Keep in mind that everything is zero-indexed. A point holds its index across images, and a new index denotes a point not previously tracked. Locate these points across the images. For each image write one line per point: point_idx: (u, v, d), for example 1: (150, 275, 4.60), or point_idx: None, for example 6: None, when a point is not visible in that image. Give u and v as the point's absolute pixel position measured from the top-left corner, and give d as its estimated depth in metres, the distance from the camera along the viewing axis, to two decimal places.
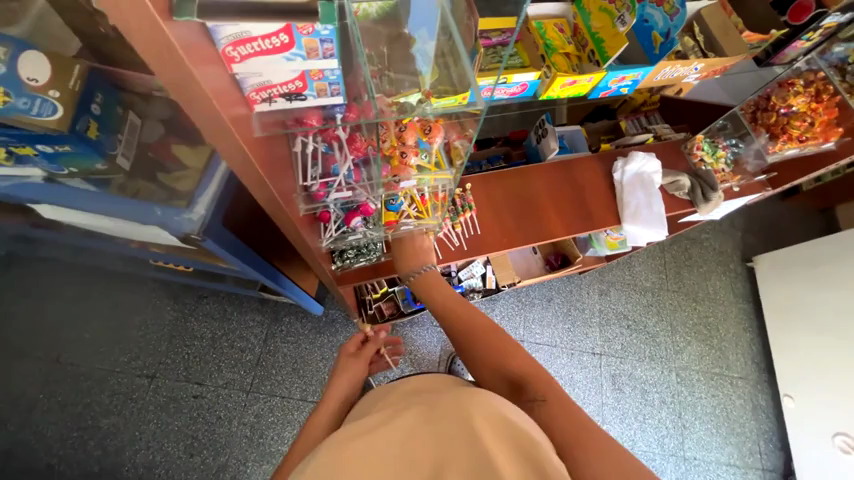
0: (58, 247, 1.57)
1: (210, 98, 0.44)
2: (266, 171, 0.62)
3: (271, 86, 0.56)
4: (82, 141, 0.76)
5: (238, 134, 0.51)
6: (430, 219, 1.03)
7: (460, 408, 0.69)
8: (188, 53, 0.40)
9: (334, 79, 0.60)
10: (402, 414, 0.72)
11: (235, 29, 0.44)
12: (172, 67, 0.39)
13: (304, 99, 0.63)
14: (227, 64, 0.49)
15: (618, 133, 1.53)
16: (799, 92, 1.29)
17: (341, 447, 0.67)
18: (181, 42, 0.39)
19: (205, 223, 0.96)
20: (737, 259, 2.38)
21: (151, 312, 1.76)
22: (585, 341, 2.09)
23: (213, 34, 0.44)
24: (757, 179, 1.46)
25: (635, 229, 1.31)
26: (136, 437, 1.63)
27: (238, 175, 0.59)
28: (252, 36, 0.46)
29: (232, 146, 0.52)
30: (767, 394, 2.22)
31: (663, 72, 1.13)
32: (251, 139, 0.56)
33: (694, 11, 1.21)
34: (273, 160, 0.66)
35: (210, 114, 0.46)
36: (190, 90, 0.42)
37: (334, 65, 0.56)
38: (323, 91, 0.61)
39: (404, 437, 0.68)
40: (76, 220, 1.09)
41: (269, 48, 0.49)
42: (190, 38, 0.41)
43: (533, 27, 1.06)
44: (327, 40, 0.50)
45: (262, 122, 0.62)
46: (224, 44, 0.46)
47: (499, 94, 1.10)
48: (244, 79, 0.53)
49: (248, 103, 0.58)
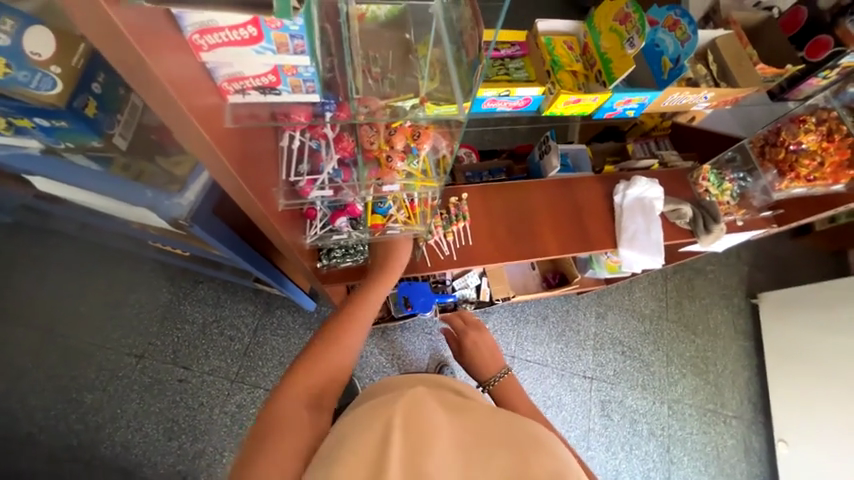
0: (60, 220, 1.59)
1: (165, 83, 0.43)
2: (236, 162, 0.60)
3: (243, 77, 0.56)
4: (79, 118, 0.77)
5: (198, 123, 0.50)
6: (417, 226, 1.01)
7: (537, 440, 0.68)
8: (136, 36, 0.38)
9: (309, 77, 0.59)
10: (481, 411, 0.73)
11: (200, 17, 0.45)
12: (119, 47, 0.38)
13: (279, 94, 0.62)
14: (195, 52, 0.50)
15: (624, 156, 1.50)
16: (810, 129, 1.26)
17: (416, 408, 0.69)
18: (134, 25, 0.38)
19: (193, 209, 0.97)
20: (742, 295, 2.32)
21: (145, 292, 1.77)
22: (577, 363, 2.05)
23: (179, 20, 0.45)
24: (763, 214, 1.42)
25: (631, 254, 1.29)
26: (118, 415, 1.63)
27: (204, 164, 0.58)
28: (219, 26, 0.46)
29: (195, 135, 0.51)
30: (762, 436, 2.15)
31: (671, 99, 1.10)
32: (219, 130, 0.55)
33: (710, 40, 1.19)
34: (250, 152, 0.65)
35: (164, 99, 0.45)
36: (144, 73, 0.41)
37: (307, 62, 0.56)
38: (297, 88, 0.61)
39: (478, 433, 0.68)
40: (75, 195, 1.10)
41: (237, 39, 0.49)
42: (144, 24, 0.40)
43: (541, 42, 1.06)
44: (297, 36, 0.51)
45: (235, 114, 0.60)
46: (191, 32, 0.47)
47: (501, 107, 1.08)
48: (216, 68, 0.53)
49: (221, 93, 0.57)
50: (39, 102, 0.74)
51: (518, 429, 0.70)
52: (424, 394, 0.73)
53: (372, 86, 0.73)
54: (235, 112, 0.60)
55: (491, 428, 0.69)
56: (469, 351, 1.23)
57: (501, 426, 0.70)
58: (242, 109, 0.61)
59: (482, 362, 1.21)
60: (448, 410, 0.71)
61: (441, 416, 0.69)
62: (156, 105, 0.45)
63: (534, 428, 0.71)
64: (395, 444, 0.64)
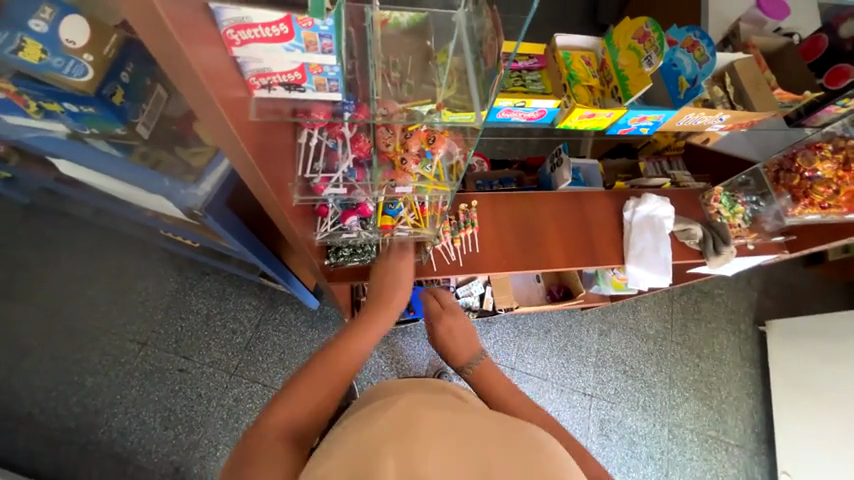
0: (76, 204, 1.62)
1: (200, 75, 0.45)
2: (258, 155, 0.62)
3: (270, 73, 0.58)
4: (106, 105, 0.80)
5: (227, 115, 0.51)
6: (426, 230, 1.03)
7: (536, 442, 0.70)
8: (178, 29, 0.40)
9: (334, 76, 0.61)
10: (477, 415, 0.73)
11: (236, 13, 0.47)
12: (161, 38, 0.40)
13: (303, 91, 0.64)
14: (228, 47, 0.52)
15: (636, 174, 1.49)
16: (826, 157, 1.25)
17: (417, 417, 0.69)
18: (175, 18, 0.40)
19: (208, 200, 0.97)
20: (749, 321, 2.28)
21: (153, 280, 1.80)
22: (578, 379, 2.03)
23: (216, 15, 0.47)
24: (775, 239, 1.41)
25: (638, 271, 1.28)
26: (117, 401, 1.65)
27: (227, 154, 0.59)
28: (253, 22, 0.48)
29: (223, 126, 0.53)
30: (763, 468, 2.10)
31: (686, 119, 1.11)
32: (244, 123, 0.57)
33: (729, 62, 1.19)
34: (270, 147, 0.67)
35: (198, 91, 0.46)
36: (181, 64, 0.43)
37: (333, 61, 0.57)
38: (322, 86, 0.63)
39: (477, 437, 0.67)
40: (94, 180, 1.13)
41: (269, 37, 0.51)
42: (184, 17, 0.42)
43: (559, 57, 1.08)
44: (325, 36, 0.53)
45: (259, 108, 0.62)
46: (225, 27, 0.49)
47: (515, 117, 1.09)
48: (245, 63, 0.55)
49: (248, 88, 0.59)
50: (69, 87, 0.77)
51: (516, 432, 0.70)
52: (420, 402, 0.73)
53: (390, 91, 0.75)
54: (260, 106, 0.62)
55: (492, 431, 0.70)
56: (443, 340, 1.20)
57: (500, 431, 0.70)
58: (266, 104, 0.63)
59: (457, 350, 1.18)
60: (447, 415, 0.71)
61: (442, 420, 0.69)
62: (189, 95, 0.47)
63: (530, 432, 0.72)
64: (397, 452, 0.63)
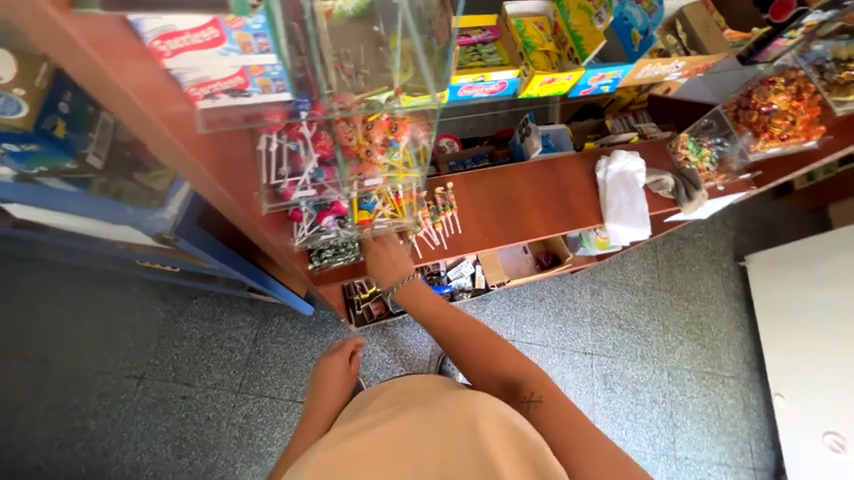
0: (42, 248, 1.55)
1: (133, 95, 0.42)
2: (216, 171, 0.60)
3: (210, 82, 0.55)
4: (49, 139, 0.75)
5: (171, 132, 0.49)
6: (405, 219, 1.02)
7: (460, 409, 0.70)
8: (97, 48, 0.38)
9: (277, 75, 0.59)
10: (401, 414, 0.74)
11: (159, 23, 0.42)
12: (80, 61, 0.37)
13: (248, 96, 0.62)
14: (158, 59, 0.48)
15: (604, 132, 1.51)
16: (780, 90, 1.28)
17: (339, 446, 0.71)
18: (94, 37, 0.37)
19: (177, 223, 0.96)
20: (730, 259, 2.37)
21: (140, 313, 1.75)
22: (576, 340, 2.09)
23: (136, 27, 0.43)
24: (742, 177, 1.47)
25: (617, 228, 1.31)
26: (124, 438, 1.62)
27: (178, 171, 0.56)
28: (179, 30, 0.44)
29: (169, 143, 0.50)
30: (759, 393, 2.22)
31: (644, 71, 1.12)
32: (193, 138, 0.54)
33: (677, 9, 1.19)
34: (228, 161, 0.64)
35: (133, 111, 0.44)
36: (108, 85, 0.40)
37: (274, 61, 0.55)
38: (267, 88, 0.61)
39: (398, 440, 0.70)
40: (55, 220, 1.07)
41: (200, 42, 0.48)
42: (103, 31, 0.39)
43: (511, 25, 1.06)
44: (260, 34, 0.50)
45: (207, 120, 0.59)
46: (150, 39, 0.44)
47: (477, 93, 1.09)
48: (181, 74, 0.51)
49: (190, 100, 0.56)
50: (6, 127, 0.72)
51: (440, 410, 0.71)
52: (351, 430, 0.75)
53: (345, 84, 0.73)
54: (206, 117, 0.59)
55: (413, 426, 0.71)
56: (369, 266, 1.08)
57: (421, 420, 0.71)
58: (213, 115, 0.60)
59: (384, 272, 1.05)
60: (370, 430, 0.73)
61: (363, 440, 0.71)
62: (126, 117, 0.44)
63: (455, 399, 0.72)
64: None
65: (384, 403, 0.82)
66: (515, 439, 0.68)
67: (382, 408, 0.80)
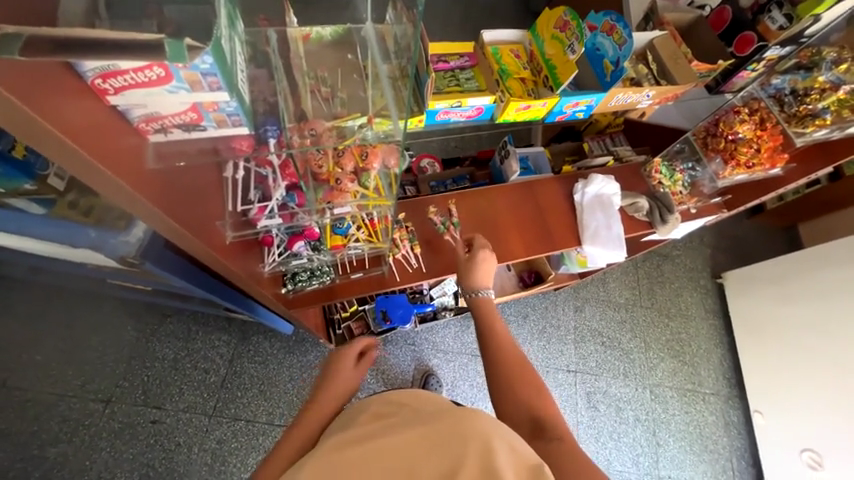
0: (7, 266, 1.47)
1: (61, 136, 0.41)
2: (168, 206, 0.58)
3: (160, 117, 0.54)
4: (4, 160, 0.71)
5: (110, 170, 0.47)
6: (381, 244, 1.01)
7: (457, 426, 0.63)
8: (18, 91, 0.37)
9: (233, 111, 0.58)
10: (399, 424, 0.68)
11: (99, 63, 0.42)
12: (1, 109, 0.37)
13: (204, 130, 0.61)
14: (102, 96, 0.48)
15: (582, 154, 1.54)
16: (744, 120, 1.34)
17: (329, 455, 0.64)
18: (12, 81, 0.36)
19: (142, 246, 0.91)
20: (708, 276, 2.42)
21: (110, 332, 1.67)
22: (560, 358, 2.09)
23: (77, 67, 0.43)
24: (714, 201, 1.50)
25: (594, 250, 1.33)
26: (86, 467, 1.52)
27: (124, 207, 0.54)
28: (121, 69, 0.44)
29: (110, 184, 0.48)
30: (738, 409, 2.23)
31: (616, 99, 1.16)
32: (138, 174, 0.52)
33: (648, 40, 1.26)
34: (181, 192, 0.62)
35: (64, 153, 0.42)
36: (33, 130, 0.39)
37: (227, 97, 0.54)
38: (223, 122, 0.60)
39: (393, 452, 0.63)
40: (15, 243, 1.01)
41: (145, 81, 0.47)
42: (24, 74, 0.38)
43: (488, 52, 1.09)
44: (209, 73, 0.49)
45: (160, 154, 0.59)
46: (91, 76, 0.45)
47: (455, 117, 1.10)
48: (129, 109, 0.51)
49: (139, 134, 0.55)
50: None
51: (437, 427, 0.64)
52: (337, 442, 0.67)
53: (321, 108, 0.74)
54: (158, 151, 0.58)
55: (410, 438, 0.64)
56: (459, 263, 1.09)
57: (417, 436, 0.64)
58: (166, 148, 0.59)
59: (469, 274, 1.06)
60: (364, 441, 0.66)
61: (353, 454, 0.64)
62: (56, 160, 0.43)
63: (460, 419, 0.65)
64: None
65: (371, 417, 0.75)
66: (523, 464, 0.61)
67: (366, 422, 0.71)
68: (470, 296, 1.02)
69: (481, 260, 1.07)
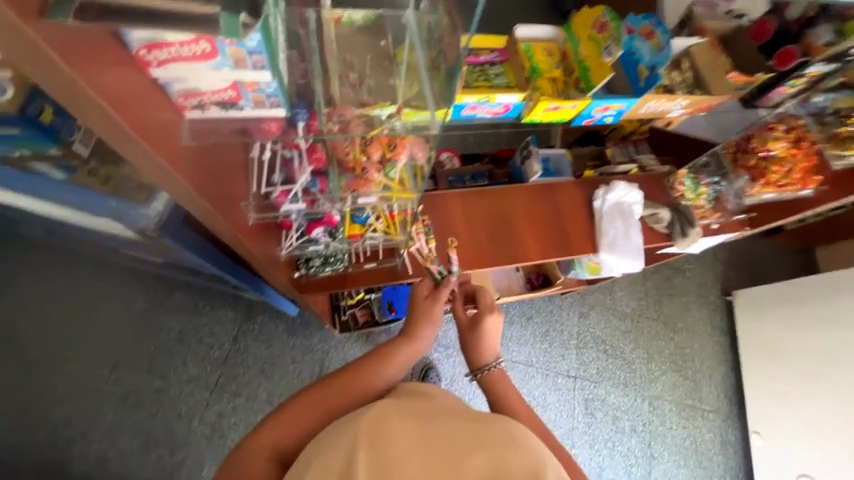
0: (24, 228, 1.49)
1: (108, 108, 0.41)
2: (200, 183, 0.58)
3: (200, 93, 0.54)
4: (33, 126, 0.70)
5: (148, 143, 0.47)
6: (398, 236, 1.01)
7: (505, 438, 0.62)
8: (68, 59, 0.36)
9: (272, 92, 0.58)
10: (448, 411, 0.66)
11: (147, 34, 0.42)
12: (50, 74, 0.36)
13: (240, 109, 0.60)
14: (145, 68, 0.47)
15: (604, 160, 1.51)
16: (779, 137, 1.33)
17: (383, 423, 0.61)
18: (66, 49, 0.36)
19: (162, 219, 0.92)
20: (718, 292, 2.38)
21: (120, 300, 1.69)
22: (561, 362, 2.08)
23: (123, 37, 0.43)
24: (736, 217, 1.46)
25: (611, 258, 1.31)
26: (91, 429, 1.56)
27: (158, 182, 0.54)
28: (168, 42, 0.43)
29: (148, 158, 0.48)
30: (737, 429, 2.21)
31: (648, 106, 1.13)
32: (174, 149, 0.52)
33: (685, 48, 1.22)
34: (211, 169, 0.62)
35: (107, 123, 0.42)
36: (79, 97, 0.39)
37: (269, 78, 0.54)
38: (260, 102, 0.59)
39: (442, 437, 0.62)
40: (36, 206, 1.02)
41: (189, 55, 0.46)
42: (76, 43, 0.38)
43: (521, 49, 1.07)
44: (255, 52, 0.49)
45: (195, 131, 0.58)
46: (137, 47, 0.44)
47: (481, 113, 1.09)
48: (169, 83, 0.51)
49: (177, 109, 0.55)
50: None
51: (485, 431, 0.63)
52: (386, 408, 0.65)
53: (349, 94, 0.73)
54: (194, 128, 0.58)
55: (460, 428, 0.63)
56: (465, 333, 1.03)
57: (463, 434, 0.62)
58: (202, 125, 0.59)
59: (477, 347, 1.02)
60: (416, 417, 0.63)
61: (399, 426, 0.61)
62: (99, 130, 0.43)
63: (507, 422, 0.65)
64: (364, 464, 0.57)
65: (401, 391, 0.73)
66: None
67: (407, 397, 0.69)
68: (480, 373, 1.00)
69: (488, 328, 1.00)
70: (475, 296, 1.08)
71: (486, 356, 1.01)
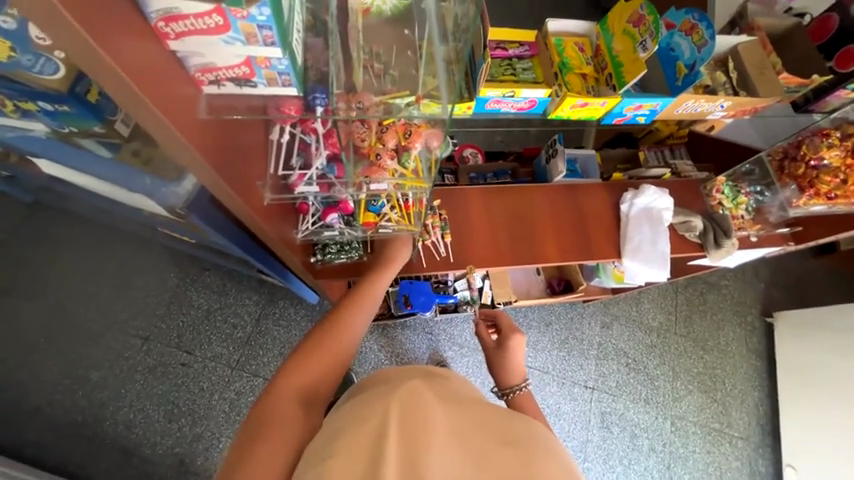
0: (75, 203, 1.61)
1: (122, 72, 0.43)
2: (214, 158, 0.60)
3: (216, 68, 0.56)
4: (80, 103, 0.75)
5: (163, 113, 0.49)
6: (412, 226, 1.00)
7: (530, 432, 0.63)
8: (86, 25, 0.38)
9: (284, 69, 0.60)
10: (475, 402, 0.67)
11: (163, 4, 0.45)
12: (70, 39, 0.39)
13: (254, 86, 0.63)
14: (163, 40, 0.50)
15: (635, 163, 1.45)
16: (834, 144, 1.20)
17: (415, 399, 0.63)
18: (81, 12, 0.38)
19: (190, 199, 0.93)
20: (757, 312, 2.22)
21: (155, 276, 1.80)
22: (579, 372, 2.01)
23: (143, 7, 0.46)
24: (779, 231, 1.36)
25: (634, 265, 1.25)
26: (122, 394, 1.67)
27: (176, 155, 0.56)
28: (183, 14, 0.47)
29: (165, 128, 0.50)
30: (768, 460, 2.06)
31: (685, 106, 1.06)
32: (190, 120, 0.55)
33: (732, 45, 1.14)
34: (228, 146, 0.64)
35: (126, 90, 0.44)
36: (97, 62, 0.41)
37: (279, 54, 0.56)
38: (273, 80, 0.61)
39: (472, 425, 0.62)
40: (85, 180, 1.10)
41: (204, 28, 0.49)
42: (99, 14, 0.40)
43: (550, 43, 1.05)
44: (265, 26, 0.51)
45: (211, 105, 0.61)
46: (155, 19, 0.47)
47: (505, 108, 1.07)
48: (187, 57, 0.54)
49: (195, 84, 0.58)
50: (42, 86, 0.72)
51: (512, 424, 0.64)
52: (416, 387, 0.66)
53: (372, 83, 0.75)
54: (210, 103, 0.60)
55: (489, 419, 0.64)
56: (493, 357, 1.15)
57: (491, 422, 0.63)
58: (218, 101, 0.62)
59: (505, 367, 1.12)
60: (444, 401, 0.64)
61: (429, 406, 0.62)
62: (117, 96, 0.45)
63: (529, 424, 0.65)
64: (394, 442, 0.57)
65: (425, 372, 0.75)
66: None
67: (432, 379, 0.71)
68: (509, 393, 1.09)
69: (512, 347, 1.12)
70: (496, 321, 1.19)
71: (512, 377, 1.11)
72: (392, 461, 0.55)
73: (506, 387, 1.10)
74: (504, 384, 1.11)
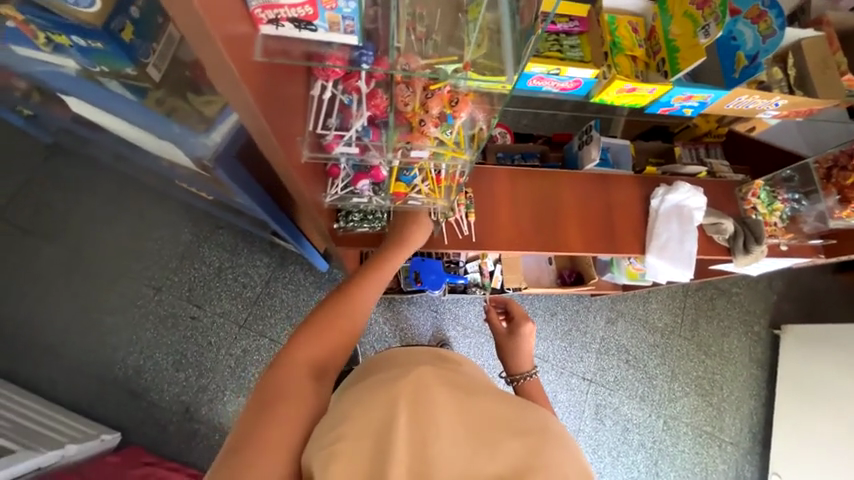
0: (95, 148, 1.59)
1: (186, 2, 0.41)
2: (262, 104, 0.58)
3: (278, 5, 0.54)
4: (114, 41, 0.71)
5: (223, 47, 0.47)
6: (440, 201, 0.98)
7: (542, 426, 0.62)
8: None
9: (348, 13, 0.58)
10: (489, 390, 0.67)
11: None
12: None
13: (314, 30, 0.61)
14: None
15: (669, 159, 1.40)
16: None
17: (426, 387, 0.62)
18: None
19: (216, 151, 0.94)
20: (764, 324, 2.19)
21: (170, 230, 1.81)
22: (579, 364, 2.02)
23: None
24: (812, 242, 1.32)
25: (658, 263, 1.22)
26: (133, 340, 1.71)
27: (227, 95, 0.54)
28: None
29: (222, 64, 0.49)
30: (754, 467, 2.09)
31: (738, 101, 1.00)
32: (245, 61, 0.53)
33: (795, 40, 1.06)
34: (274, 94, 0.62)
35: (187, 16, 0.42)
36: None
37: None
38: (335, 25, 0.60)
39: (484, 414, 0.61)
40: (111, 124, 1.09)
41: None
42: None
43: (603, 21, 1.00)
44: None
45: (266, 48, 0.58)
46: None
47: (547, 86, 1.02)
48: None
49: (253, 22, 0.56)
50: (75, 19, 0.69)
51: (523, 415, 0.63)
52: (426, 372, 0.66)
53: (414, 46, 0.70)
54: (265, 45, 0.58)
55: (500, 411, 0.63)
56: (503, 343, 1.14)
57: (502, 413, 0.62)
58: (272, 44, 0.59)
59: (516, 353, 1.13)
60: (455, 388, 0.64)
61: (440, 394, 0.62)
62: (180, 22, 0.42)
63: (542, 416, 0.65)
64: (404, 427, 0.57)
65: (436, 357, 0.74)
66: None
67: (443, 365, 0.71)
68: (519, 379, 1.10)
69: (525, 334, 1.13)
70: (508, 308, 1.18)
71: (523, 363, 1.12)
72: (400, 449, 0.55)
73: (516, 373, 1.11)
74: (513, 369, 1.12)
